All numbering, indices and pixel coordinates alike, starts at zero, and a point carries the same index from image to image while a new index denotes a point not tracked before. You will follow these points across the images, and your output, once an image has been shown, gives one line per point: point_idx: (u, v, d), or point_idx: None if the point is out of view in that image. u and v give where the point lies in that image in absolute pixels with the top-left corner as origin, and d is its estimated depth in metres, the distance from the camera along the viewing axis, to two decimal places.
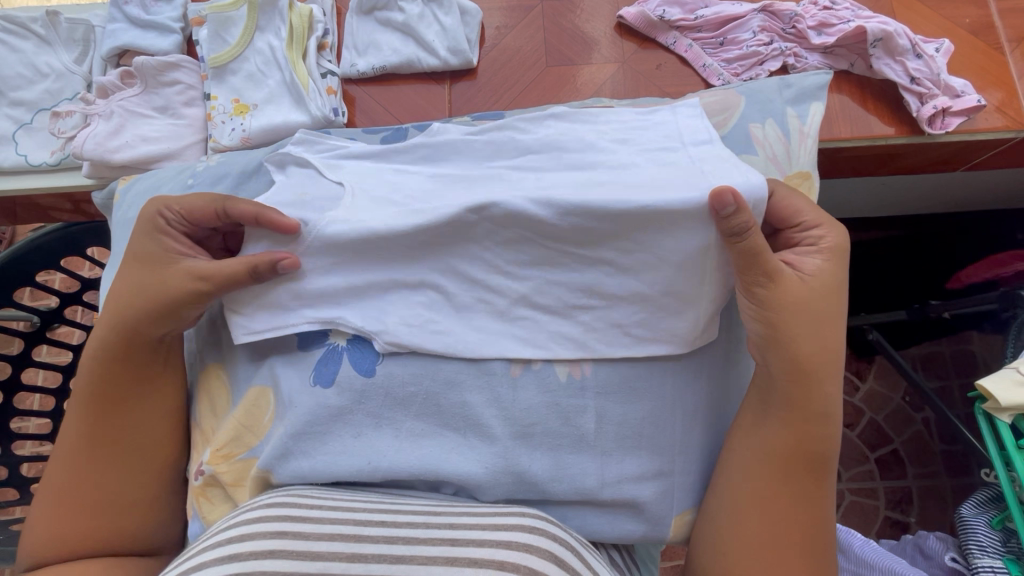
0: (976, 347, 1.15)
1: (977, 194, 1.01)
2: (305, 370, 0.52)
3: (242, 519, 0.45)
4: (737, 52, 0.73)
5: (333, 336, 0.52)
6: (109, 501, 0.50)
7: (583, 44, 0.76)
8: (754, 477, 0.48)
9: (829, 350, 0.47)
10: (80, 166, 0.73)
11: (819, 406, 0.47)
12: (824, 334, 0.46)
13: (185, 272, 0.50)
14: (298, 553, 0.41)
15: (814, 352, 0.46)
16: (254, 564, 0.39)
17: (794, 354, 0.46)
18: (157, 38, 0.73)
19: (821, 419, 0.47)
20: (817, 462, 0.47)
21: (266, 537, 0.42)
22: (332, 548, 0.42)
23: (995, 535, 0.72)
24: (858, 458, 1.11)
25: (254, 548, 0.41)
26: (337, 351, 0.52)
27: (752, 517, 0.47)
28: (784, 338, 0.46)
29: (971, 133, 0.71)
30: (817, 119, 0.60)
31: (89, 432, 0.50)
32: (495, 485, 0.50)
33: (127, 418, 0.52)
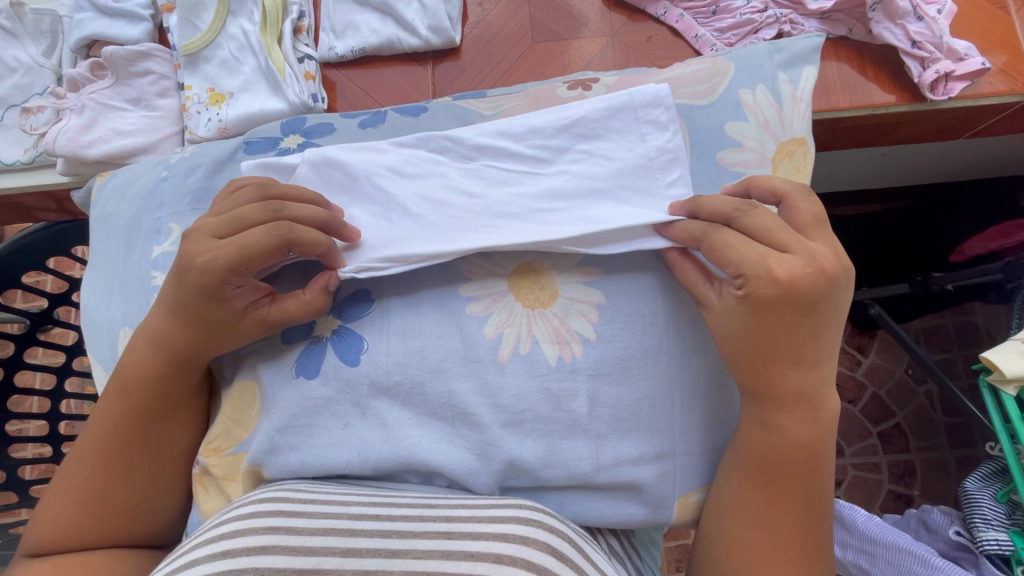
0: (979, 317, 1.14)
1: (980, 160, 0.98)
2: (291, 363, 0.51)
3: (233, 516, 0.44)
4: (730, 20, 0.70)
5: (319, 327, 0.52)
6: (118, 505, 0.50)
7: (569, 19, 0.73)
8: (745, 498, 0.47)
9: (796, 354, 0.44)
10: (55, 163, 0.71)
11: (803, 434, 0.46)
12: (796, 339, 0.44)
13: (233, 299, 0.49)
14: (291, 548, 0.40)
15: (795, 376, 0.45)
16: (247, 562, 0.38)
17: (757, 369, 0.45)
18: (126, 26, 0.70)
19: (803, 447, 0.46)
20: (802, 476, 0.46)
21: (258, 533, 0.41)
22: (326, 543, 0.41)
23: (1000, 508, 0.71)
24: (861, 433, 1.10)
25: (248, 544, 0.40)
26: (322, 342, 0.51)
27: (740, 531, 0.47)
28: (765, 363, 0.45)
29: (975, 98, 0.68)
30: (810, 83, 0.58)
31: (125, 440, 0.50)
32: (488, 474, 0.49)
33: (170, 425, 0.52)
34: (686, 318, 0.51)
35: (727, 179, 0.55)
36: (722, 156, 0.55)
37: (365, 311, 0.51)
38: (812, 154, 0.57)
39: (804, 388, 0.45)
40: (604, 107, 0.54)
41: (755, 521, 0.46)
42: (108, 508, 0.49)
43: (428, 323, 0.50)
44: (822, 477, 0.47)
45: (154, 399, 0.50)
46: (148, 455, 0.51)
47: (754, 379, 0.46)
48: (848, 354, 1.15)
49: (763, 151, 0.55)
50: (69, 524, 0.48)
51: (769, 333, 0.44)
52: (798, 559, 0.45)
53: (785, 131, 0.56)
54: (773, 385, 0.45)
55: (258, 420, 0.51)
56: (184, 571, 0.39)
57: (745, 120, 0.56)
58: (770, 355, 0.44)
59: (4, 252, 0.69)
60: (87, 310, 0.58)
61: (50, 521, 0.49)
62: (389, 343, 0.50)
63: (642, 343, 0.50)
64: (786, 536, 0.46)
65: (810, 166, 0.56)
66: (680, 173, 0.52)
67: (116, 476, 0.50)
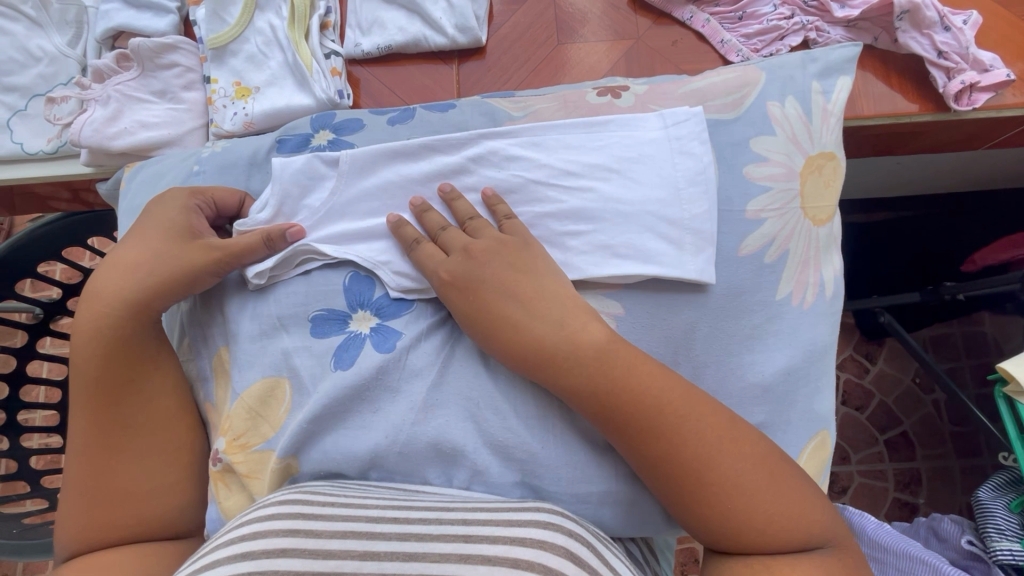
0: (988, 327, 1.15)
1: (998, 170, 0.98)
2: (327, 357, 0.51)
3: (253, 517, 0.44)
4: (757, 26, 0.70)
5: (355, 324, 0.52)
6: (125, 492, 0.49)
7: (595, 21, 0.73)
8: (673, 502, 0.45)
9: (547, 349, 0.46)
10: (78, 154, 0.70)
11: (661, 427, 0.44)
12: (520, 341, 0.47)
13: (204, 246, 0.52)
14: (310, 552, 0.40)
15: (590, 376, 0.45)
16: (267, 565, 0.38)
17: (592, 384, 0.45)
18: (153, 18, 0.70)
19: (670, 435, 0.44)
20: (687, 463, 0.44)
21: (277, 535, 0.41)
22: (345, 546, 0.41)
23: (1014, 518, 0.71)
24: (868, 440, 1.11)
25: (267, 547, 0.40)
26: (359, 338, 0.51)
27: (699, 526, 0.44)
28: (598, 369, 0.45)
29: (999, 109, 0.68)
30: (842, 95, 0.56)
31: (101, 422, 0.50)
32: (513, 476, 0.49)
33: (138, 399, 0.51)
34: (702, 337, 0.51)
35: (755, 192, 0.53)
36: (750, 170, 0.53)
37: (395, 313, 0.52)
38: (842, 167, 0.56)
39: (607, 385, 0.45)
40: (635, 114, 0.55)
41: (698, 519, 0.44)
42: (115, 496, 0.49)
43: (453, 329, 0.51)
44: (717, 451, 0.44)
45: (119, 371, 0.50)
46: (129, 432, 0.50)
47: (599, 395, 0.45)
48: (856, 362, 1.15)
49: (790, 165, 0.54)
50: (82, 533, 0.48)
51: (518, 344, 0.47)
52: (756, 524, 0.42)
53: (815, 145, 0.55)
54: (615, 404, 0.45)
55: (285, 420, 0.51)
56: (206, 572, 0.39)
57: (770, 134, 0.54)
58: (558, 363, 0.46)
59: (24, 241, 0.69)
60: None
61: (71, 520, 0.48)
62: (416, 341, 0.50)
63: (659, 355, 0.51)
64: (725, 513, 0.43)
65: (838, 180, 0.56)
66: (710, 187, 0.52)
67: (107, 470, 0.49)
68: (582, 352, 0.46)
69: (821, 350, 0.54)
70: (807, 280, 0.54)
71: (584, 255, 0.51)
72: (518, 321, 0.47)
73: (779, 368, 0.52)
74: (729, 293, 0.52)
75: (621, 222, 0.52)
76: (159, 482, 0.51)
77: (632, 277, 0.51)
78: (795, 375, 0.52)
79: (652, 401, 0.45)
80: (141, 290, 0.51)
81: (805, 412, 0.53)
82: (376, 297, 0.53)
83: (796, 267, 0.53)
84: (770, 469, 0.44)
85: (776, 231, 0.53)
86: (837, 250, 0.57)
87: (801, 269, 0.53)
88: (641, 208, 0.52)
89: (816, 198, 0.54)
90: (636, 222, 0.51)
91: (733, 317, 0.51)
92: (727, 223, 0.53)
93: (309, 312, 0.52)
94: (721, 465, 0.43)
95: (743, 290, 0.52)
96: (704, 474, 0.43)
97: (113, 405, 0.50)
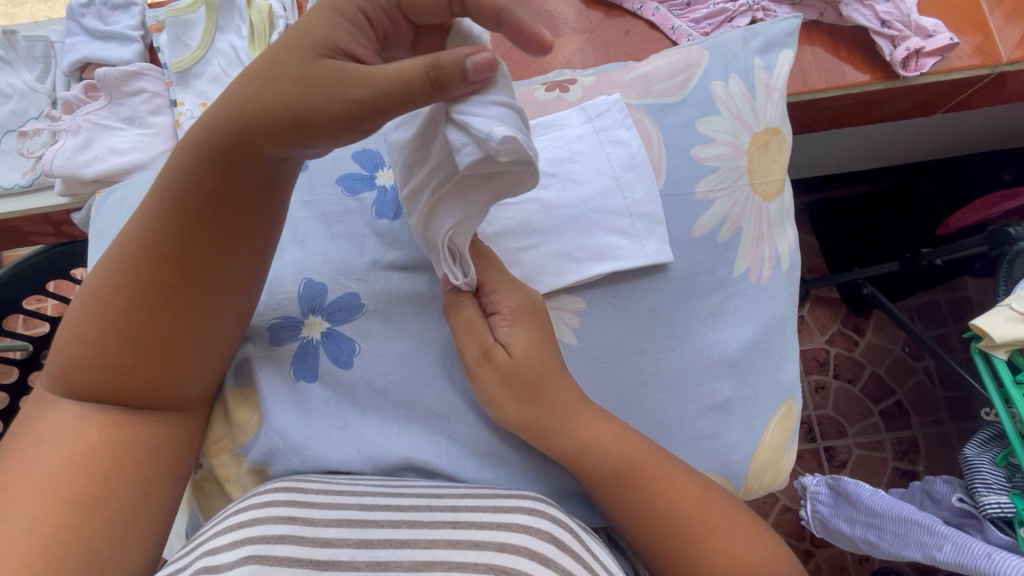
0: (971, 291, 1.16)
1: (962, 134, 1.01)
2: (286, 367, 0.52)
3: (248, 505, 0.45)
4: (704, 11, 0.72)
5: (308, 329, 0.53)
6: (145, 381, 0.45)
7: (550, 18, 0.75)
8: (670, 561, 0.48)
9: (569, 415, 0.49)
10: (53, 185, 0.72)
11: (670, 488, 0.48)
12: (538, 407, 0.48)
13: (315, 70, 0.36)
14: (307, 539, 0.41)
15: (609, 445, 0.48)
16: (267, 547, 0.40)
17: (612, 451, 0.48)
18: (118, 48, 0.72)
19: (677, 497, 0.48)
20: (689, 521, 0.48)
21: (275, 522, 0.42)
22: (341, 534, 0.42)
23: (1000, 472, 0.72)
24: (862, 412, 1.11)
25: (266, 533, 0.41)
26: (313, 345, 0.53)
27: None
28: (616, 438, 0.49)
29: (947, 72, 0.70)
30: (784, 70, 0.58)
31: (154, 271, 0.43)
32: (491, 468, 0.51)
33: (210, 271, 0.45)
34: (661, 317, 0.53)
35: (704, 172, 0.55)
36: (698, 152, 0.55)
37: (352, 314, 0.53)
38: (788, 143, 0.57)
39: (623, 451, 0.48)
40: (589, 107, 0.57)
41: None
42: (136, 376, 0.45)
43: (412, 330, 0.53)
44: (714, 516, 0.48)
45: (186, 237, 0.43)
46: (183, 312, 0.45)
47: (621, 463, 0.48)
48: (844, 336, 1.16)
49: (736, 144, 0.56)
50: (75, 375, 0.45)
51: (535, 410, 0.48)
52: None
53: (760, 121, 0.57)
54: (631, 468, 0.48)
55: (256, 425, 0.52)
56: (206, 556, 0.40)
57: (716, 115, 0.56)
58: (576, 429, 0.48)
59: (5, 276, 0.70)
60: None
61: (81, 355, 0.45)
62: (383, 345, 0.53)
63: (619, 341, 0.53)
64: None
65: (785, 154, 0.57)
66: (645, 171, 0.54)
67: (147, 345, 0.44)
68: (587, 412, 0.49)
69: (780, 322, 0.56)
70: (762, 255, 0.56)
71: (540, 245, 0.52)
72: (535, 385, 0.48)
73: (740, 343, 0.54)
74: (690, 275, 0.54)
75: (565, 226, 0.53)
76: (155, 371, 0.46)
77: (590, 277, 0.52)
78: (756, 350, 0.55)
79: (663, 465, 0.49)
80: (242, 122, 0.39)
81: (770, 382, 0.55)
82: (333, 302, 0.54)
83: (751, 244, 0.55)
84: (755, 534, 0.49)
85: (726, 209, 0.55)
86: (791, 222, 0.58)
87: (755, 246, 0.55)
88: (584, 209, 0.53)
89: (764, 174, 0.56)
90: (590, 210, 0.53)
91: (691, 298, 0.54)
92: (679, 206, 0.55)
93: (269, 321, 0.53)
94: (719, 526, 0.48)
95: (698, 274, 0.54)
96: (703, 534, 0.48)
97: (182, 270, 0.44)
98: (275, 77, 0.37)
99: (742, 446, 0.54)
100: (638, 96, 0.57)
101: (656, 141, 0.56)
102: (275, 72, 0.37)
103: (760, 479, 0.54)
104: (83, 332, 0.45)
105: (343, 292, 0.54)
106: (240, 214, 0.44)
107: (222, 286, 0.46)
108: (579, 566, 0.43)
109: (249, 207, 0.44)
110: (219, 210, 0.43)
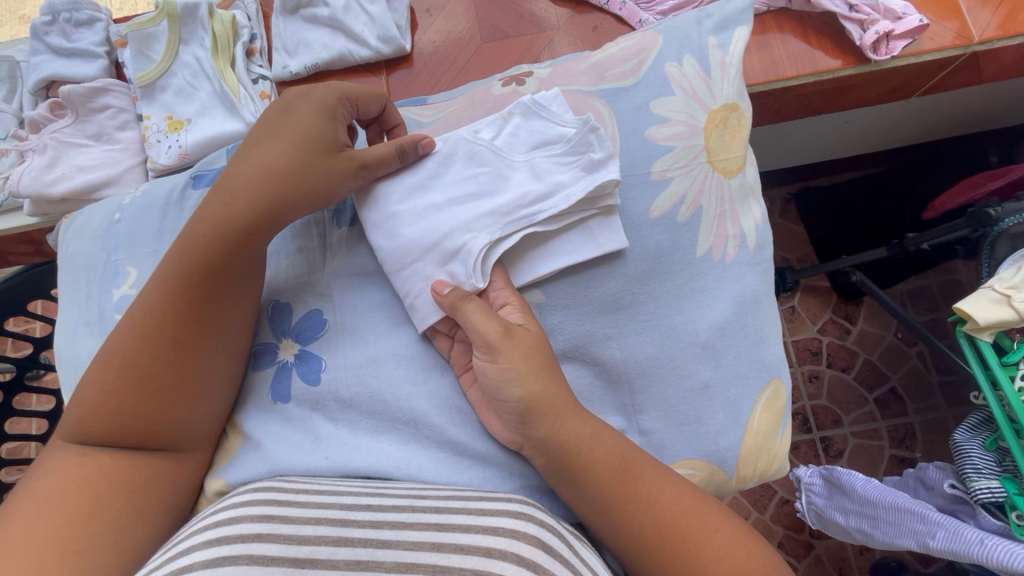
0: (963, 275, 1.15)
1: (944, 117, 1.01)
2: (266, 392, 0.53)
3: (228, 504, 0.45)
4: (671, 2, 0.71)
5: (283, 352, 0.54)
6: (147, 422, 0.46)
7: (516, 16, 0.75)
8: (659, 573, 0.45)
9: (564, 412, 0.47)
10: (23, 205, 0.72)
11: (657, 489, 0.46)
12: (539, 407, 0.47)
13: (282, 175, 0.48)
14: (286, 537, 0.40)
15: (603, 444, 0.47)
16: (243, 549, 0.39)
17: (608, 450, 0.47)
18: (83, 65, 0.71)
19: (665, 499, 0.46)
20: (678, 524, 0.45)
21: (254, 521, 0.42)
22: (319, 532, 0.41)
23: (990, 456, 0.71)
24: (857, 401, 1.11)
25: (243, 532, 0.40)
26: (287, 368, 0.53)
27: None
28: (608, 441, 0.48)
29: (918, 54, 0.69)
30: (740, 47, 0.57)
31: (186, 313, 0.47)
32: (466, 471, 0.51)
33: (223, 318, 0.49)
34: (626, 301, 0.53)
35: (659, 153, 0.54)
36: (653, 133, 0.55)
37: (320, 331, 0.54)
38: (747, 118, 0.56)
39: (616, 452, 0.47)
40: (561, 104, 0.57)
41: None
42: (136, 421, 0.46)
43: (383, 336, 0.53)
44: (702, 520, 0.46)
45: (213, 278, 0.48)
46: (195, 353, 0.48)
47: (614, 463, 0.47)
48: (836, 324, 1.15)
49: (693, 123, 0.55)
50: (90, 422, 0.46)
51: (541, 416, 0.46)
52: None
53: (716, 98, 0.56)
54: (621, 469, 0.47)
55: (239, 448, 0.52)
56: (180, 558, 0.39)
57: (671, 95, 0.56)
58: (572, 427, 0.47)
59: None
60: (56, 348, 0.57)
61: (96, 403, 0.46)
62: (352, 354, 0.53)
63: (587, 332, 0.52)
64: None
65: (744, 130, 0.56)
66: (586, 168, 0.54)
67: (164, 381, 0.46)
68: (584, 418, 0.48)
69: (752, 298, 0.54)
70: (727, 234, 0.55)
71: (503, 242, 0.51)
72: (542, 381, 0.47)
73: (712, 324, 0.53)
74: (654, 256, 0.53)
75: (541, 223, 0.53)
76: (160, 413, 0.47)
77: (551, 271, 0.52)
78: (729, 330, 0.53)
79: (651, 467, 0.48)
80: (285, 192, 0.49)
81: (753, 360, 0.53)
82: (301, 319, 0.54)
83: (713, 222, 0.54)
84: (747, 539, 0.46)
85: (685, 188, 0.54)
86: (756, 199, 0.57)
87: (717, 225, 0.54)
88: None
89: (724, 152, 0.55)
90: None
91: (658, 278, 0.53)
92: (641, 187, 0.54)
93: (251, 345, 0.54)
94: (707, 531, 0.45)
95: (670, 266, 0.53)
96: (691, 537, 0.45)
97: (206, 313, 0.48)
98: (288, 176, 0.48)
99: (730, 432, 0.52)
100: (592, 84, 0.58)
101: (610, 124, 0.56)
102: (310, 155, 0.49)
103: (752, 465, 0.53)
104: (112, 374, 0.46)
105: (311, 309, 0.54)
106: (234, 264, 0.48)
107: (215, 323, 0.48)
108: (569, 572, 0.41)
109: (236, 250, 0.48)
110: (233, 267, 0.49)
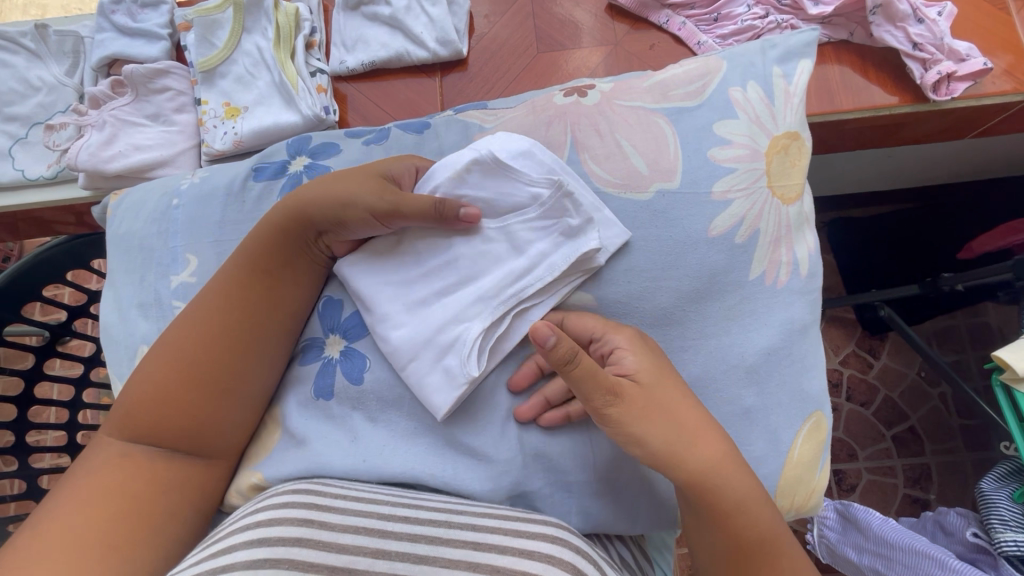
0: (992, 318, 1.13)
1: (990, 159, 0.99)
2: (309, 384, 0.54)
3: (268, 504, 0.45)
4: (731, 27, 0.71)
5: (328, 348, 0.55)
6: (187, 417, 0.48)
7: (573, 29, 0.75)
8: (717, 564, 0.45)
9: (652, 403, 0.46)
10: (76, 178, 0.73)
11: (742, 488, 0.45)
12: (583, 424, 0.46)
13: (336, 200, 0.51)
14: (325, 544, 0.41)
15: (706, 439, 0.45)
16: (285, 553, 0.39)
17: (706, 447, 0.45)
18: (146, 45, 0.72)
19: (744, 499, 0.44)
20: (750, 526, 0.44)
21: (294, 524, 0.42)
22: (358, 542, 0.41)
23: (1017, 508, 0.70)
24: (875, 437, 1.09)
25: (284, 535, 0.41)
26: (330, 364, 0.54)
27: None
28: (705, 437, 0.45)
29: (979, 97, 0.69)
30: (804, 78, 0.57)
31: (234, 308, 0.50)
32: (497, 480, 0.51)
33: (262, 316, 0.51)
34: (672, 322, 0.53)
35: (722, 173, 0.54)
36: (715, 154, 0.55)
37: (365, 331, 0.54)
38: (808, 147, 0.56)
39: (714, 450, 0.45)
40: (620, 121, 0.57)
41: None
42: (176, 415, 0.48)
43: None
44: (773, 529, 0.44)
45: (262, 274, 0.52)
46: (238, 349, 0.50)
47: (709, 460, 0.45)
48: (859, 357, 1.14)
49: (754, 148, 0.55)
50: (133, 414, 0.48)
51: None
52: None
53: (779, 125, 0.56)
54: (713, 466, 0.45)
55: (276, 442, 0.53)
56: (223, 556, 0.39)
57: (733, 118, 0.56)
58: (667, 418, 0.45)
59: None
60: (105, 326, 0.57)
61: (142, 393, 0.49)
62: None
63: None
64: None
65: (805, 159, 0.56)
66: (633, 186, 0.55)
67: (206, 374, 0.49)
68: None
69: (800, 330, 0.54)
70: (780, 260, 0.54)
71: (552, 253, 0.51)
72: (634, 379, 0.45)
73: (759, 357, 0.53)
74: (703, 281, 0.53)
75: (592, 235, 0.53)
76: (192, 414, 0.48)
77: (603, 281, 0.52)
78: (775, 357, 0.53)
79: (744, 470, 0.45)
80: (335, 206, 0.51)
81: (793, 393, 0.53)
82: (347, 318, 0.55)
83: (769, 247, 0.54)
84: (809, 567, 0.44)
85: (745, 212, 0.54)
86: (810, 229, 0.56)
87: (772, 251, 0.54)
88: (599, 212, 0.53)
89: (784, 178, 0.55)
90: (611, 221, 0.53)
91: (708, 307, 0.53)
92: (696, 209, 0.54)
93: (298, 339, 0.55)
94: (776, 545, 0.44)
95: (717, 293, 0.53)
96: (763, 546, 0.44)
97: (251, 307, 0.51)
98: (337, 201, 0.51)
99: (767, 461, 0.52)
100: (654, 101, 0.58)
101: (673, 143, 0.56)
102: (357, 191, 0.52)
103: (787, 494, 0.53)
104: (158, 366, 0.49)
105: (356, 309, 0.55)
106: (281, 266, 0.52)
107: (261, 317, 0.51)
108: None
109: (286, 251, 0.52)
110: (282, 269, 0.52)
